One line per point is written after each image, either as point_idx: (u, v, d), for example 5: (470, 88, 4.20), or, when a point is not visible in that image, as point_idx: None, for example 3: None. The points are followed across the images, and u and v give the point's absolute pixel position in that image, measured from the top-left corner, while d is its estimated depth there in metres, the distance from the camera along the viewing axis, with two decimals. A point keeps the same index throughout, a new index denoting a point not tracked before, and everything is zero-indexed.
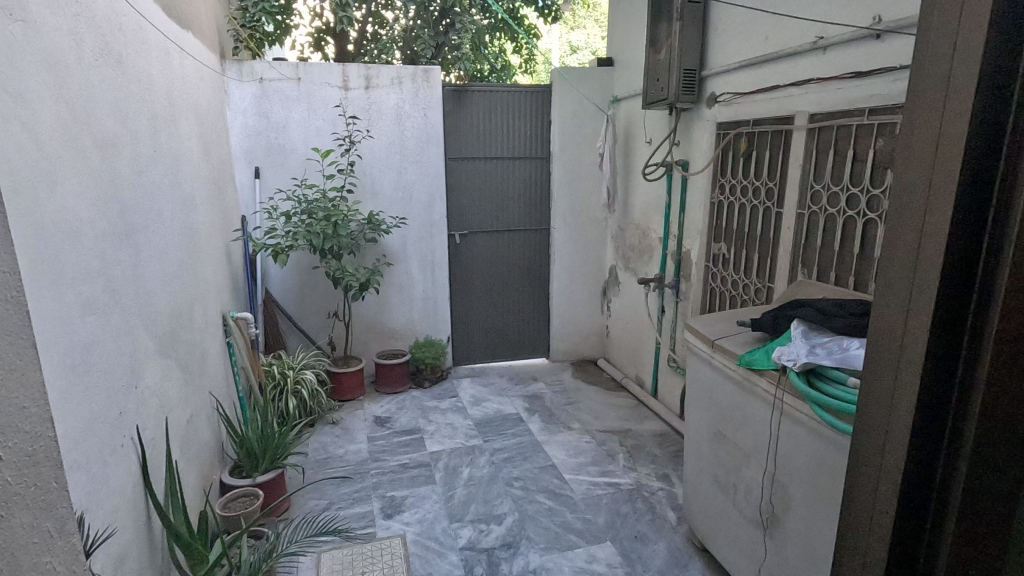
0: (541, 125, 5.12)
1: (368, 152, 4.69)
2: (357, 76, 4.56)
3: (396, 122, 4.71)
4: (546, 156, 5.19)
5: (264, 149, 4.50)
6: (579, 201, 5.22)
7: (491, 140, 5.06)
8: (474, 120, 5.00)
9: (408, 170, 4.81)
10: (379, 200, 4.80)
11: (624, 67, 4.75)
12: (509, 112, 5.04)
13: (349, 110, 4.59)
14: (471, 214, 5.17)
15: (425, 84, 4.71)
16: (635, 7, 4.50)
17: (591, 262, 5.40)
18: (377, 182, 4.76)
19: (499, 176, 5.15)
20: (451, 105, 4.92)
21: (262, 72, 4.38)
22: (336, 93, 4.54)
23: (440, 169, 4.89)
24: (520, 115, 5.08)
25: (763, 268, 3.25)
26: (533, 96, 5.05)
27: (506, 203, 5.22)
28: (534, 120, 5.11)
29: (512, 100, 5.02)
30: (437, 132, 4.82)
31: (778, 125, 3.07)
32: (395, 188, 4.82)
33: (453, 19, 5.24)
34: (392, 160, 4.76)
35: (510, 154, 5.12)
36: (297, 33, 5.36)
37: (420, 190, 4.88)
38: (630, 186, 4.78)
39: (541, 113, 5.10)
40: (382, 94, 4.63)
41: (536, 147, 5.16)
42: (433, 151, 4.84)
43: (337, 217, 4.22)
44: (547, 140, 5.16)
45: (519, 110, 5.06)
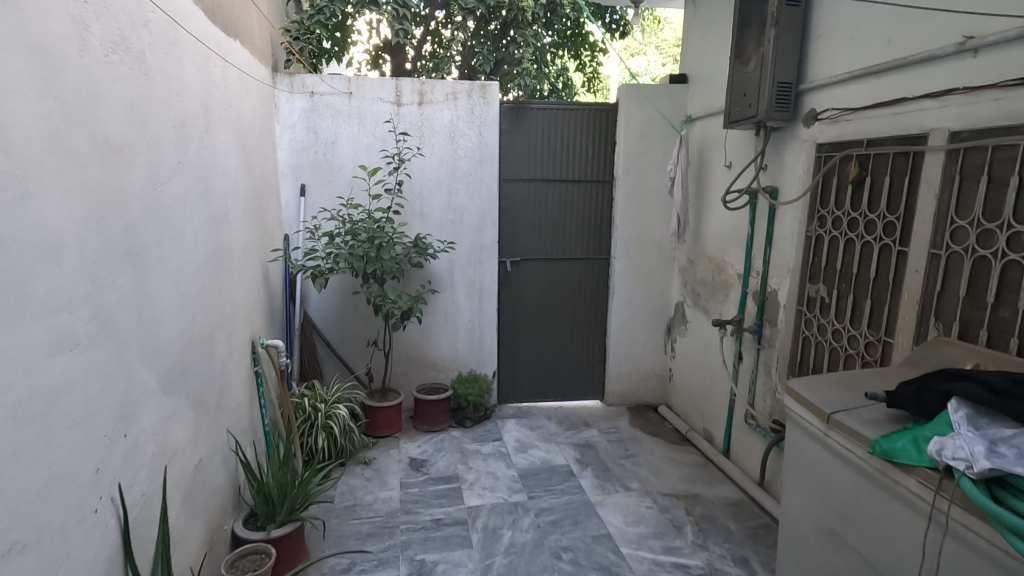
0: (604, 146, 4.72)
1: (418, 172, 4.40)
2: (410, 91, 4.31)
3: (448, 140, 4.41)
4: (608, 180, 4.77)
5: (310, 166, 4.29)
6: (644, 229, 4.73)
7: (550, 161, 4.69)
8: (532, 140, 4.64)
9: (459, 192, 4.49)
10: (428, 223, 4.49)
11: (702, 84, 4.29)
12: (570, 133, 4.66)
13: (401, 127, 4.33)
14: (525, 239, 4.78)
15: (482, 100, 4.40)
16: (717, 18, 4.06)
17: (654, 296, 4.88)
18: (426, 203, 4.46)
19: (557, 200, 4.75)
20: (508, 123, 4.59)
21: (312, 86, 4.19)
22: (387, 109, 4.29)
23: (494, 190, 4.54)
24: (581, 136, 4.68)
25: (879, 319, 2.67)
26: (598, 114, 4.66)
27: (563, 229, 4.81)
28: (597, 141, 4.70)
29: (574, 119, 4.65)
30: (492, 151, 4.48)
31: (902, 145, 2.53)
32: (445, 211, 4.50)
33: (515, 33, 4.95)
34: (443, 181, 4.45)
35: (569, 177, 4.72)
36: (355, 50, 5.25)
37: (471, 212, 4.54)
38: (703, 215, 4.27)
39: (605, 133, 4.70)
40: (436, 111, 4.36)
41: (598, 169, 4.75)
42: (487, 171, 4.50)
43: (381, 239, 3.92)
44: (610, 162, 4.74)
45: (581, 130, 4.67)
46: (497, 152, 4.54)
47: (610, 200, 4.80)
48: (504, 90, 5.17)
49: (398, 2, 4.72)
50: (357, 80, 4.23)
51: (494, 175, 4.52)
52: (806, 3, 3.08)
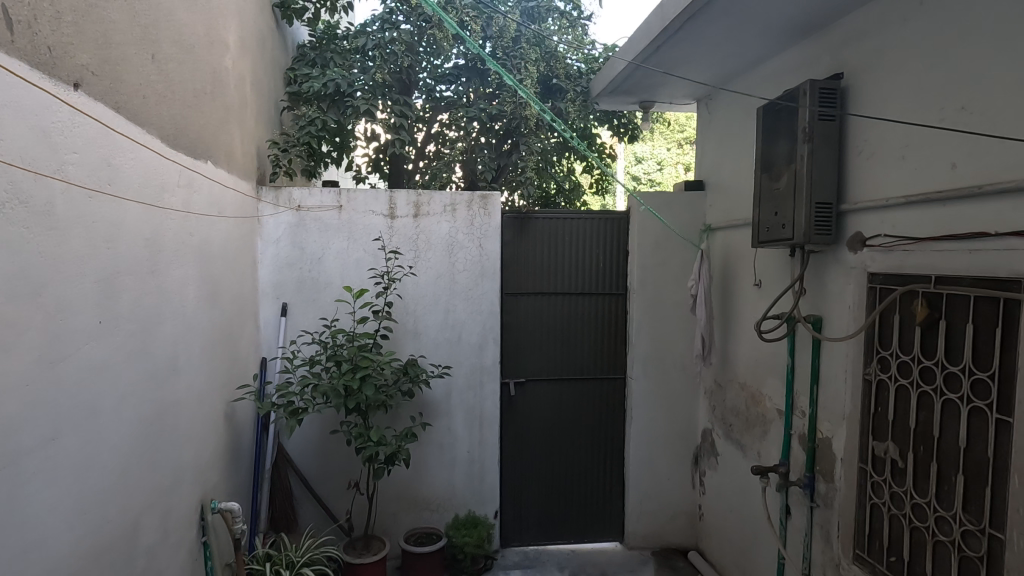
0: (616, 256, 4.34)
1: (413, 287, 4.02)
2: (405, 203, 4.00)
3: (446, 253, 4.06)
4: (621, 292, 4.34)
5: (295, 284, 3.93)
6: (664, 346, 4.24)
7: (557, 273, 4.30)
8: (537, 251, 4.28)
9: (457, 309, 4.08)
10: (423, 343, 4.05)
11: (722, 193, 3.96)
12: (579, 242, 4.30)
13: (394, 240, 4.00)
14: (530, 358, 4.31)
15: (483, 211, 4.09)
16: (736, 126, 3.79)
17: (679, 421, 4.30)
18: (421, 321, 4.04)
19: (566, 315, 4.32)
20: (511, 233, 4.26)
21: (300, 199, 3.91)
22: (380, 223, 3.98)
23: (496, 306, 4.11)
24: (591, 246, 4.32)
25: (979, 502, 2.09)
26: (608, 222, 4.32)
27: (572, 345, 4.34)
28: (608, 251, 4.33)
29: (582, 228, 4.30)
30: (495, 264, 4.11)
31: (985, 288, 2.07)
32: (442, 329, 4.06)
33: (518, 139, 4.72)
34: (440, 298, 4.05)
35: (579, 289, 4.31)
36: (354, 156, 5.01)
37: (471, 330, 4.10)
38: (732, 335, 3.80)
39: (617, 242, 4.34)
40: (433, 223, 4.03)
41: (610, 281, 4.34)
42: (488, 286, 4.10)
43: (366, 368, 3.46)
44: (624, 272, 4.34)
45: (591, 239, 4.31)
46: (500, 264, 4.17)
47: (625, 314, 4.35)
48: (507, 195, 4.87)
49: (397, 111, 4.47)
50: (348, 193, 3.94)
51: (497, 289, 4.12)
52: (842, 118, 2.75)
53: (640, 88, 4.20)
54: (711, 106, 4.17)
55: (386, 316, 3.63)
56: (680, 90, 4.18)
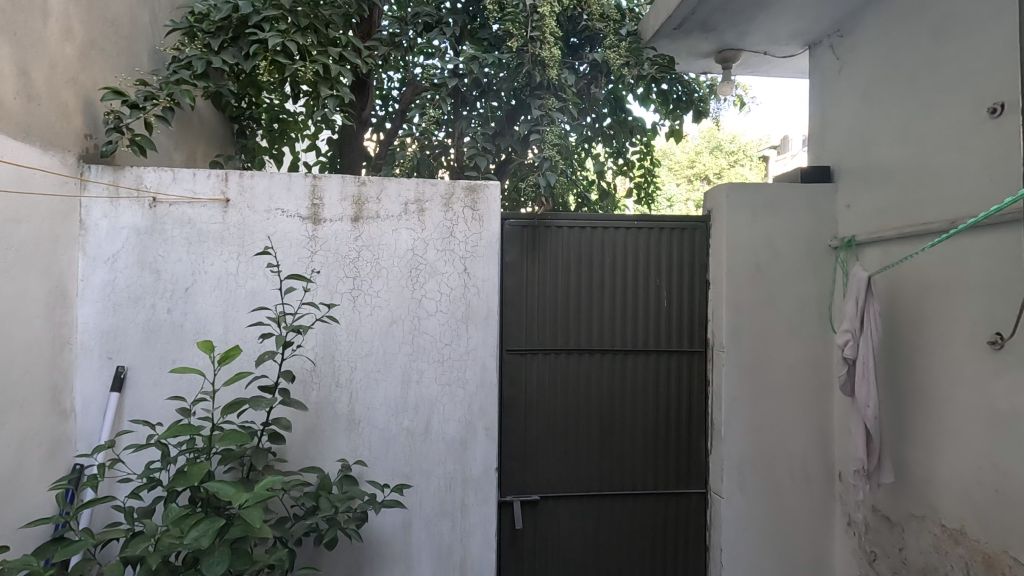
0: (685, 289, 2.66)
1: (349, 341, 2.37)
2: (336, 198, 2.38)
3: (406, 282, 2.41)
4: (695, 348, 2.64)
5: (141, 333, 2.26)
6: (775, 441, 2.51)
7: (592, 319, 2.62)
8: (558, 279, 2.61)
9: (424, 378, 2.41)
10: (365, 437, 2.37)
11: (881, 181, 2.32)
12: (627, 267, 2.63)
13: (318, 261, 2.36)
14: (547, 458, 2.59)
15: (471, 214, 2.44)
16: (914, 60, 2.17)
17: (803, 569, 2.53)
18: (362, 399, 2.38)
19: (606, 386, 2.62)
20: (515, 251, 2.59)
21: (155, 186, 2.28)
22: (294, 229, 2.35)
23: (491, 374, 2.44)
24: (646, 272, 2.64)
25: None
26: (674, 231, 2.66)
27: (616, 436, 2.61)
28: (672, 280, 2.65)
29: (630, 244, 2.63)
30: (491, 301, 2.45)
31: None
32: (397, 413, 2.39)
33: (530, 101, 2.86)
34: (396, 360, 2.40)
35: (628, 344, 2.62)
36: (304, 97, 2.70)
37: (448, 416, 2.42)
38: (919, 432, 2.09)
39: (686, 266, 2.66)
40: (385, 231, 2.40)
41: (678, 330, 2.65)
42: (480, 341, 2.43)
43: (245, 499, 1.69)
44: (699, 316, 2.65)
45: (644, 261, 2.64)
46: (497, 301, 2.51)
47: (704, 385, 2.65)
48: (523, 204, 2.82)
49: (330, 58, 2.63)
50: (241, 178, 2.33)
51: (493, 344, 2.45)
52: None
53: (726, 19, 2.62)
54: (844, 45, 2.57)
55: (268, 403, 1.89)
56: (793, 21, 2.59)
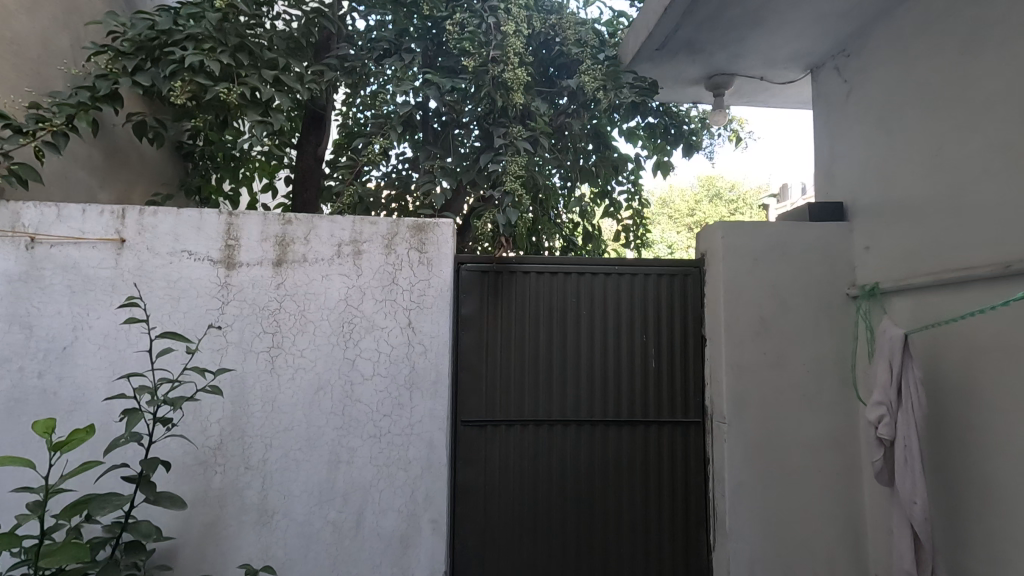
0: (676, 346, 2.22)
1: (263, 412, 1.93)
2: (254, 239, 2.00)
3: (338, 340, 1.99)
4: (691, 418, 2.18)
5: (3, 403, 1.83)
6: (793, 539, 2.02)
7: (565, 383, 2.18)
8: (524, 335, 2.18)
9: (358, 457, 1.95)
10: (279, 536, 1.89)
11: (906, 217, 1.93)
12: (606, 321, 2.21)
13: (230, 315, 1.96)
14: (512, 558, 2.09)
15: (418, 257, 2.05)
16: (939, 75, 1.82)
17: None
18: (277, 486, 1.91)
19: (584, 465, 2.15)
20: (473, 301, 2.17)
21: (35, 225, 1.91)
22: (202, 276, 1.96)
23: (443, 452, 1.99)
24: (629, 326, 2.21)
25: None
26: (663, 278, 2.24)
27: (597, 528, 2.12)
28: (661, 336, 2.22)
29: (609, 292, 2.22)
30: (443, 363, 2.02)
31: None
32: (321, 503, 1.92)
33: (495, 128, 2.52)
34: (322, 435, 1.95)
35: (609, 413, 2.17)
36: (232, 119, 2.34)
37: (386, 507, 1.94)
38: (981, 536, 1.61)
39: (677, 319, 2.23)
40: (314, 279, 2.00)
41: (670, 397, 2.20)
42: (428, 411, 2.00)
43: None
44: (695, 378, 2.20)
45: (626, 313, 2.22)
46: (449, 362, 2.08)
47: (703, 464, 2.17)
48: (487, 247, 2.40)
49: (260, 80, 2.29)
50: (141, 215, 1.96)
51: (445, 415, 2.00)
52: None
53: (715, 38, 2.31)
54: (851, 65, 2.24)
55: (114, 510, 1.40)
56: (791, 40, 2.28)
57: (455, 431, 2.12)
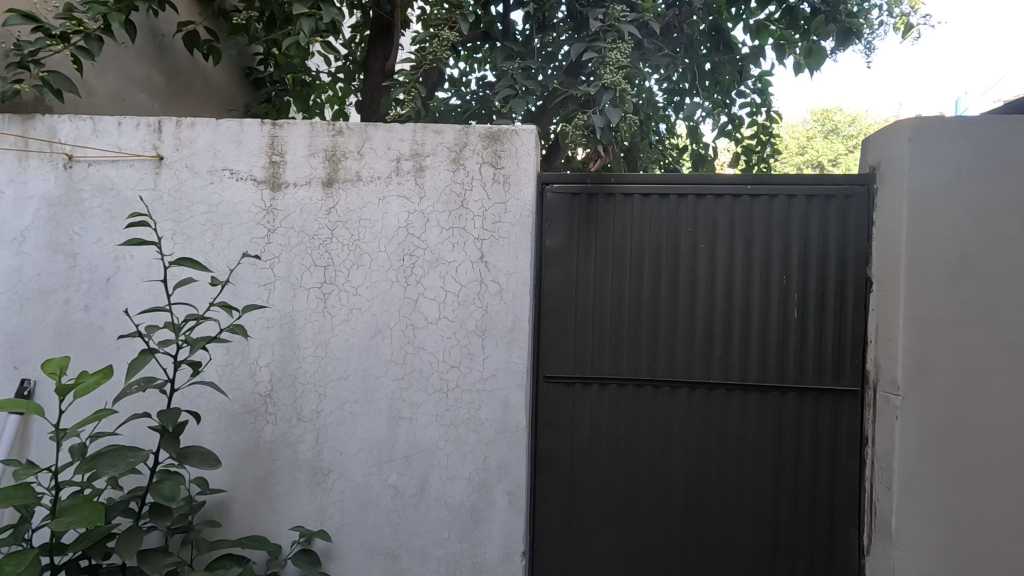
0: (827, 292, 1.68)
1: (316, 358, 1.68)
2: (301, 155, 1.68)
3: (398, 276, 1.66)
4: (843, 386, 1.66)
5: (51, 336, 1.70)
6: (988, 555, 1.50)
7: (675, 336, 1.73)
8: (623, 275, 1.74)
9: (421, 415, 1.66)
10: (335, 497, 1.67)
11: None
12: (731, 258, 1.71)
13: (275, 244, 1.68)
14: (602, 540, 1.75)
15: (491, 175, 1.65)
16: None
17: None
18: (332, 442, 1.67)
19: (696, 438, 1.72)
20: (560, 231, 1.75)
21: (72, 140, 1.70)
22: (246, 198, 1.68)
23: (522, 414, 1.64)
24: (763, 265, 1.70)
25: None
26: (813, 200, 1.69)
27: (710, 516, 1.71)
28: (806, 278, 1.69)
29: (737, 221, 1.71)
30: (523, 306, 1.64)
31: None
32: (381, 464, 1.67)
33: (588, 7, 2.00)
34: (380, 387, 1.67)
35: (731, 375, 1.71)
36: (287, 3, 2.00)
37: (454, 473, 1.65)
38: None
39: (831, 256, 1.68)
40: (369, 203, 1.67)
41: (815, 358, 1.68)
42: (503, 365, 1.64)
43: None
44: (851, 334, 1.67)
45: (759, 248, 1.70)
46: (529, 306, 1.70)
47: (857, 445, 1.67)
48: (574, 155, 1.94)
49: None
50: (178, 127, 1.69)
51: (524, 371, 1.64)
52: None
53: None
54: None
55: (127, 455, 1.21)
56: None
57: (536, 388, 1.76)
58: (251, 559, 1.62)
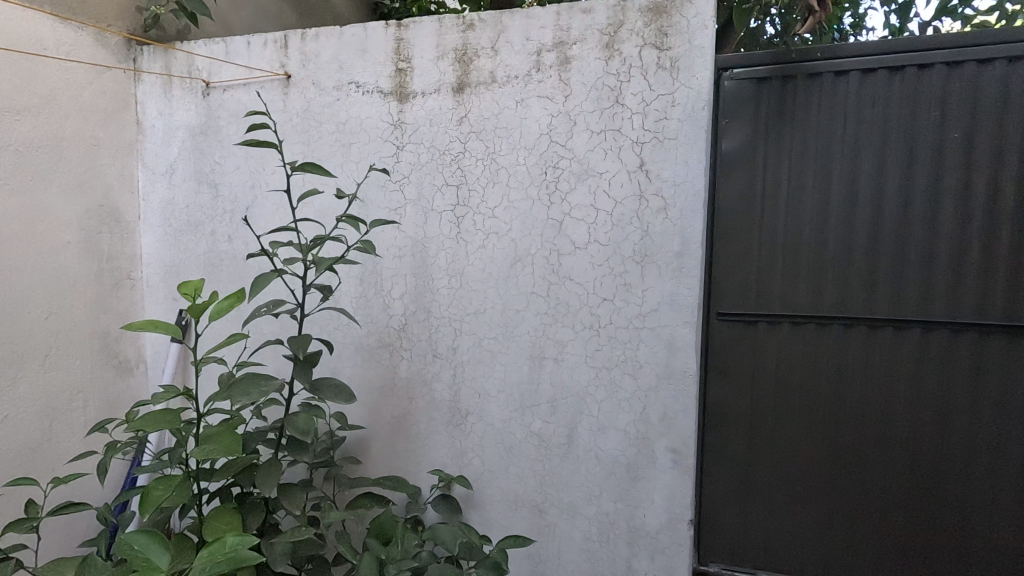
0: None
1: (451, 289, 1.50)
2: (427, 57, 1.46)
3: (540, 194, 1.41)
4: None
5: (203, 267, 1.72)
6: None
7: (906, 264, 1.29)
8: (829, 184, 1.33)
9: (569, 356, 1.43)
10: (476, 441, 1.53)
11: None
12: (1002, 151, 1.22)
13: (405, 163, 1.50)
14: (791, 515, 1.42)
15: (654, 59, 1.30)
16: None
17: None
18: (472, 382, 1.51)
19: (931, 397, 1.30)
20: (743, 131, 1.37)
21: (207, 65, 1.65)
22: (373, 114, 1.52)
23: (693, 358, 1.34)
24: None
25: None
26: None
27: (947, 497, 1.31)
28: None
29: (1015, 98, 1.20)
30: (695, 226, 1.31)
31: None
32: (524, 409, 1.48)
33: None
34: (522, 322, 1.46)
35: (991, 316, 1.25)
36: None
37: (607, 424, 1.42)
38: None
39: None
40: (505, 108, 1.41)
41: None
42: (669, 299, 1.34)
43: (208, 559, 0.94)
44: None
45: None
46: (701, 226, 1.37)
47: None
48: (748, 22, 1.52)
49: None
50: (303, 40, 1.56)
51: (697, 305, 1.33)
52: None
53: None
54: None
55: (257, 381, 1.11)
56: None
57: (707, 328, 1.44)
58: (394, 509, 1.55)
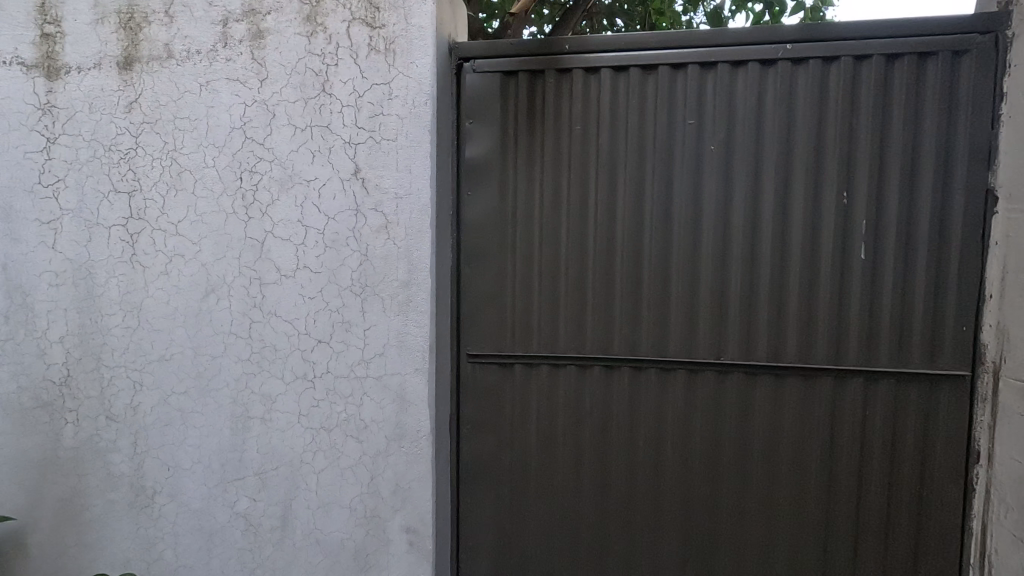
0: (919, 218, 1.03)
1: (125, 329, 1.13)
2: (83, 20, 1.09)
3: (234, 205, 1.09)
4: (941, 370, 1.03)
5: None
6: None
7: (667, 293, 1.12)
8: (585, 200, 1.13)
9: (279, 414, 1.11)
10: (166, 528, 1.16)
11: None
12: (758, 167, 1.07)
13: (57, 161, 1.12)
14: None
15: (366, 39, 1.03)
16: None
17: None
18: (159, 450, 1.15)
19: (699, 447, 1.13)
20: (490, 135, 1.14)
21: None
22: (11, 92, 1.12)
23: (426, 413, 1.08)
24: (810, 180, 1.06)
25: None
26: (898, 66, 1.02)
27: (720, 563, 1.14)
28: (882, 197, 1.04)
29: (768, 107, 1.06)
30: (423, 249, 1.05)
31: None
32: (226, 484, 1.14)
33: None
34: (218, 371, 1.12)
35: (755, 352, 1.10)
36: None
37: (329, 499, 1.11)
38: None
39: (927, 160, 1.02)
40: (185, 91, 1.08)
41: (895, 325, 1.05)
42: (396, 339, 1.07)
43: None
44: (959, 287, 1.02)
45: (804, 152, 1.06)
46: (439, 249, 1.12)
47: (959, 465, 1.05)
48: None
49: None
50: None
51: (429, 347, 1.07)
52: None
53: None
54: None
55: None
56: None
57: (458, 372, 1.19)
58: None
